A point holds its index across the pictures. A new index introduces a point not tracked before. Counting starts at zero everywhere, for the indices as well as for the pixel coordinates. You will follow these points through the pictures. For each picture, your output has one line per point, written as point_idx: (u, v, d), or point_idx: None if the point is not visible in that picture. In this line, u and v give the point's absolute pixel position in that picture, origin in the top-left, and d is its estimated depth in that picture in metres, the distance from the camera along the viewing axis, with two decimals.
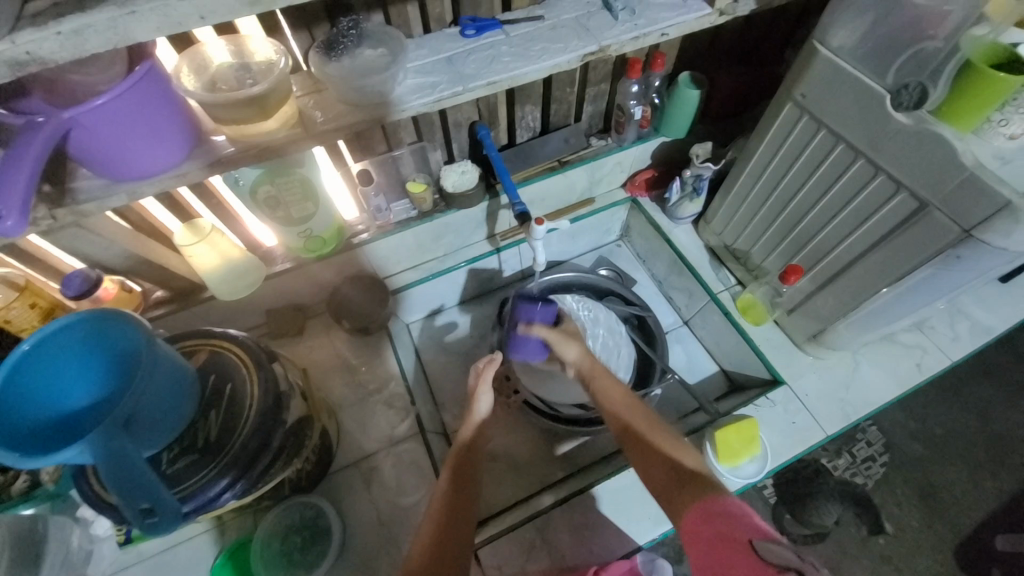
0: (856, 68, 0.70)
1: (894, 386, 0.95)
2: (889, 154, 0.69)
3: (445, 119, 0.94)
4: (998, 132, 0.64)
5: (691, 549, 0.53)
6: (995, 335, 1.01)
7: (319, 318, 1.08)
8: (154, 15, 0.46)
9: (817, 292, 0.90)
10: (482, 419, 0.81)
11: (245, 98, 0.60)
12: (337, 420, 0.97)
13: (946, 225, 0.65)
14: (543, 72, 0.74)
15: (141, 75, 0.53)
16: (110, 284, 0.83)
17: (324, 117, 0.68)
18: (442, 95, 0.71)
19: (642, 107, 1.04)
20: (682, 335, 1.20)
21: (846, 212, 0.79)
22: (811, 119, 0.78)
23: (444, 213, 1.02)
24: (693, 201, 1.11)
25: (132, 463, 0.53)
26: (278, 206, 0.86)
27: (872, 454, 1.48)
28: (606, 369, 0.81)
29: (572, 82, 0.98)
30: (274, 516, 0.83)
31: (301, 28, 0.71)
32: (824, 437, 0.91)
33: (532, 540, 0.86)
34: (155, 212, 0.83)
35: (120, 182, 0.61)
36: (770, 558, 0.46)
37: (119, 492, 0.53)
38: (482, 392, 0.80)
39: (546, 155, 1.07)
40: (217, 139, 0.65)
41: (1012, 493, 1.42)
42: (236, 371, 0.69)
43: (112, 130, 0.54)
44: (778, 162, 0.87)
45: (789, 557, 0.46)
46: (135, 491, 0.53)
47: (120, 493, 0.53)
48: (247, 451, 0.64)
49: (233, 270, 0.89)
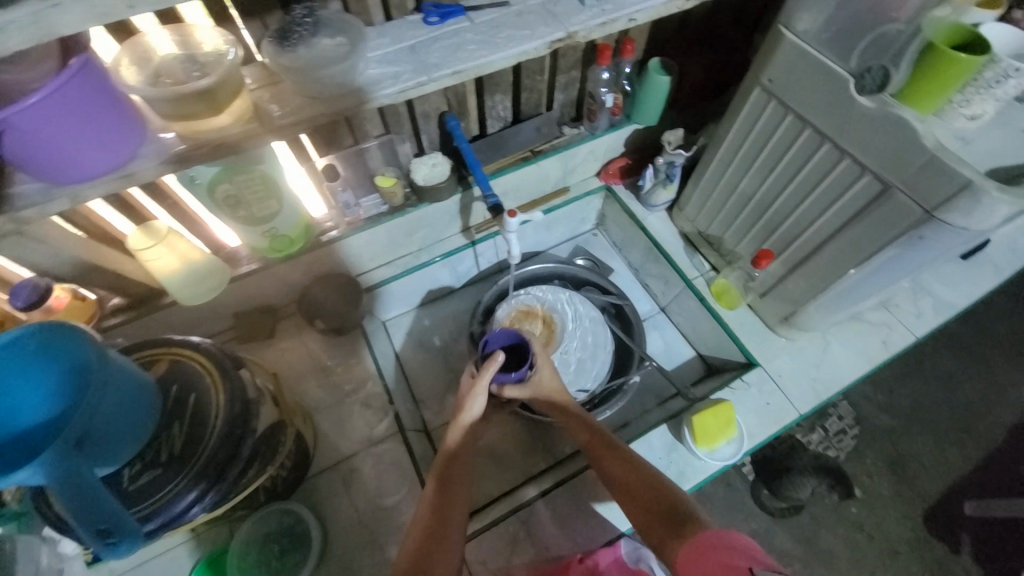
0: (820, 52, 0.70)
1: (862, 364, 0.98)
2: (853, 137, 0.70)
3: (413, 110, 0.91)
4: (960, 114, 0.66)
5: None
6: (957, 311, 1.05)
7: (291, 318, 1.05)
8: (79, 6, 0.42)
9: (788, 275, 0.91)
10: (472, 421, 0.81)
11: (192, 92, 0.56)
12: (314, 423, 0.94)
13: (908, 206, 0.67)
14: (510, 60, 0.72)
15: (76, 70, 0.49)
16: (62, 293, 0.79)
17: (281, 111, 0.65)
18: (406, 85, 0.68)
19: (613, 94, 1.03)
20: (659, 321, 1.21)
21: (814, 195, 0.80)
22: (779, 103, 0.79)
23: (416, 207, 0.99)
24: (666, 188, 1.11)
25: (87, 484, 0.50)
26: (239, 205, 0.81)
27: (843, 428, 1.54)
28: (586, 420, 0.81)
29: (542, 70, 0.96)
30: (249, 525, 0.81)
31: (251, 16, 0.67)
32: (797, 416, 0.94)
33: (516, 533, 0.86)
34: (105, 215, 0.78)
35: (60, 187, 0.57)
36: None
37: (73, 514, 0.51)
38: (476, 396, 0.79)
39: (518, 145, 1.05)
40: (165, 136, 0.61)
41: (974, 459, 1.50)
42: (200, 380, 0.67)
43: (47, 130, 0.50)
44: (748, 147, 0.88)
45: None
46: (93, 511, 0.51)
47: (79, 514, 0.51)
48: (216, 462, 0.62)
49: (195, 274, 0.85)
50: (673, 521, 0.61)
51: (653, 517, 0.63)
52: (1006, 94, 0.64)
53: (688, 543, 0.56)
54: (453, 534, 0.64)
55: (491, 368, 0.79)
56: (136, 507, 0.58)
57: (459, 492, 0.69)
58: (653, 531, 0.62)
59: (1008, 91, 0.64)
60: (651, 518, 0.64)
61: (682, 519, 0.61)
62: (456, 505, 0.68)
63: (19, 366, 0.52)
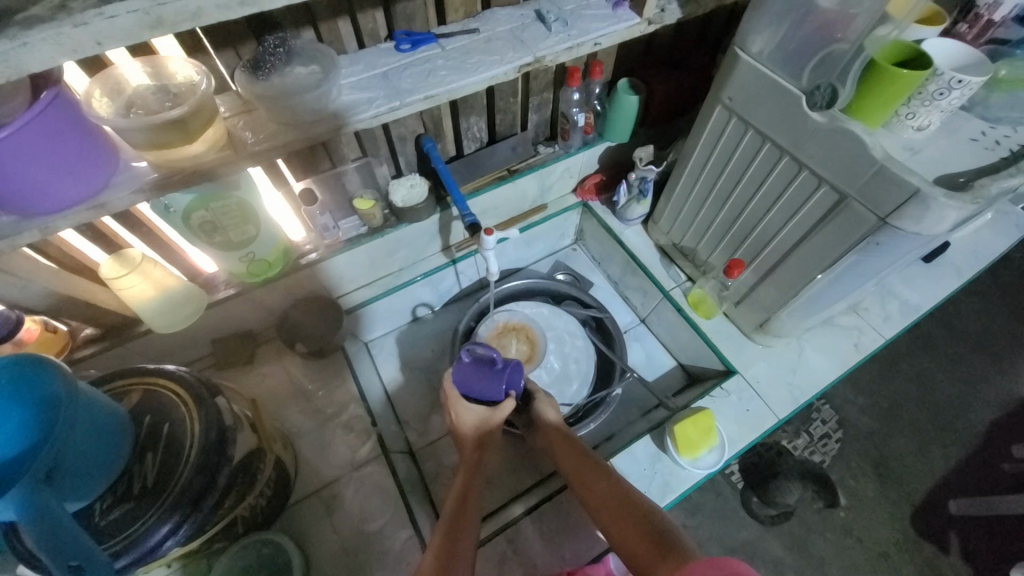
0: (772, 71, 0.75)
1: (835, 367, 1.01)
2: (809, 151, 0.73)
3: (389, 133, 0.93)
4: (907, 125, 0.71)
5: None
6: (922, 312, 1.09)
7: (271, 343, 1.04)
8: (47, 44, 0.43)
9: (759, 283, 0.94)
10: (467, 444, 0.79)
11: (164, 122, 0.57)
12: (295, 449, 0.93)
13: (864, 215, 0.70)
14: (481, 84, 0.74)
15: (47, 104, 0.49)
16: (32, 324, 0.77)
17: (255, 138, 0.66)
18: (380, 110, 0.70)
19: (585, 114, 1.06)
20: (640, 333, 1.23)
21: (778, 206, 0.83)
22: (739, 120, 0.82)
23: (395, 228, 1.00)
24: (640, 203, 1.13)
25: (57, 520, 0.49)
26: (215, 231, 0.80)
27: (827, 432, 1.56)
28: (573, 440, 0.80)
29: (514, 92, 0.99)
30: (229, 557, 0.78)
31: (224, 47, 0.69)
32: (776, 421, 0.95)
33: (504, 552, 0.85)
34: (77, 244, 0.77)
35: (30, 219, 0.57)
36: None
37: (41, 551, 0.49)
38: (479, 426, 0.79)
39: (495, 164, 1.08)
40: (138, 165, 0.62)
41: (955, 457, 1.53)
42: (174, 409, 0.65)
43: (17, 162, 0.50)
44: (714, 162, 0.91)
45: None
46: (62, 550, 0.49)
47: (47, 553, 0.49)
48: (190, 493, 0.60)
49: (169, 302, 0.83)
50: (659, 549, 0.57)
51: (640, 544, 0.60)
52: (950, 104, 0.68)
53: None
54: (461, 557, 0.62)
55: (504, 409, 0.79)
56: (106, 544, 0.56)
57: (468, 510, 0.68)
58: (637, 552, 0.59)
59: (951, 102, 0.68)
60: (638, 548, 0.60)
61: (670, 547, 0.57)
62: (465, 525, 0.66)
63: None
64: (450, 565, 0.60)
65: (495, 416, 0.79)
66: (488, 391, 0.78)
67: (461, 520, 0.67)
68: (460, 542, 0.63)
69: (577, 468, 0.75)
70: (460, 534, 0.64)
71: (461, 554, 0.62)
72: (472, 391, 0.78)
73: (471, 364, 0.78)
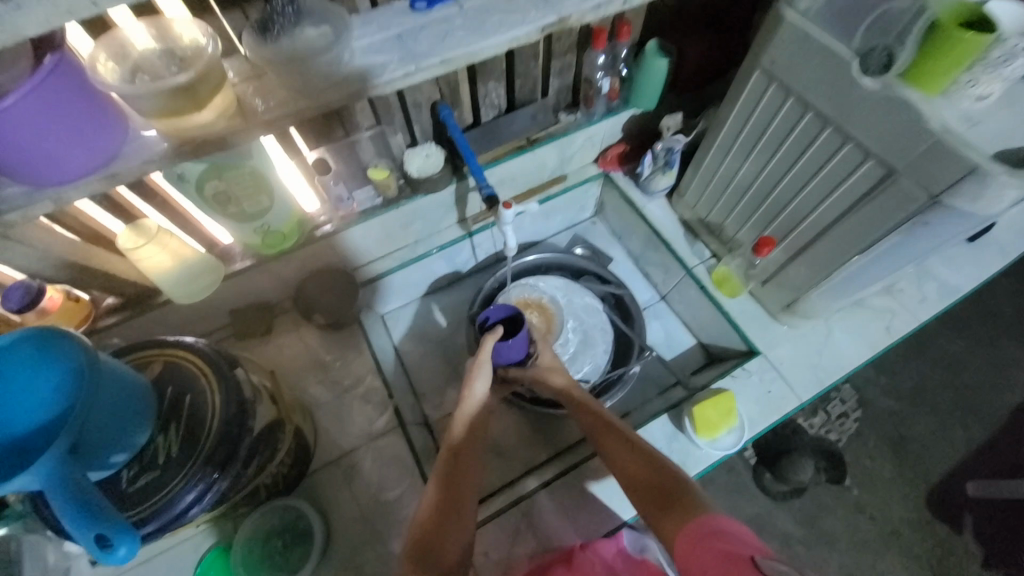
0: (822, 32, 0.68)
1: (865, 349, 0.97)
2: (856, 122, 0.68)
3: (404, 100, 0.89)
4: (967, 94, 0.63)
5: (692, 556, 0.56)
6: (961, 295, 1.03)
7: (288, 314, 1.04)
8: (42, 6, 0.41)
9: (789, 262, 0.89)
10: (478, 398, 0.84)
11: (170, 88, 0.54)
12: (314, 419, 0.94)
13: (913, 191, 0.65)
14: (501, 47, 0.69)
15: (51, 69, 0.48)
16: (55, 292, 0.78)
17: (266, 105, 0.63)
18: (393, 75, 0.66)
19: (610, 78, 1.00)
20: (660, 310, 1.20)
21: (816, 181, 0.77)
22: (779, 87, 0.76)
23: (410, 200, 0.97)
24: (665, 174, 1.08)
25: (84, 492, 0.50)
26: (229, 202, 0.79)
27: (845, 411, 1.54)
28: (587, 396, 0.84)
29: (535, 55, 0.93)
30: (251, 522, 0.81)
31: (232, 6, 0.66)
32: (798, 404, 0.93)
33: (517, 524, 0.87)
34: (94, 215, 0.77)
35: (42, 189, 0.56)
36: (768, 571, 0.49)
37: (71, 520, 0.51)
38: (481, 366, 0.83)
39: (514, 133, 1.03)
40: (147, 134, 0.60)
41: (978, 440, 1.50)
42: (194, 381, 0.66)
43: (24, 131, 0.49)
44: (749, 132, 0.85)
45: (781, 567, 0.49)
46: (86, 520, 0.49)
47: (72, 523, 0.49)
48: (213, 463, 0.62)
49: (188, 271, 0.83)
50: (665, 501, 0.63)
51: (653, 505, 0.64)
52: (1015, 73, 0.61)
53: (679, 532, 0.58)
54: (466, 504, 0.71)
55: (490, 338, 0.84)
56: (133, 510, 0.58)
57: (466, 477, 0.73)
58: (649, 507, 0.65)
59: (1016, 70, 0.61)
60: (647, 502, 0.65)
61: (675, 499, 0.63)
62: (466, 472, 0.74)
63: (16, 369, 0.52)
64: (452, 500, 0.70)
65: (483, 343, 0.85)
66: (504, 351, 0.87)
67: (464, 463, 0.75)
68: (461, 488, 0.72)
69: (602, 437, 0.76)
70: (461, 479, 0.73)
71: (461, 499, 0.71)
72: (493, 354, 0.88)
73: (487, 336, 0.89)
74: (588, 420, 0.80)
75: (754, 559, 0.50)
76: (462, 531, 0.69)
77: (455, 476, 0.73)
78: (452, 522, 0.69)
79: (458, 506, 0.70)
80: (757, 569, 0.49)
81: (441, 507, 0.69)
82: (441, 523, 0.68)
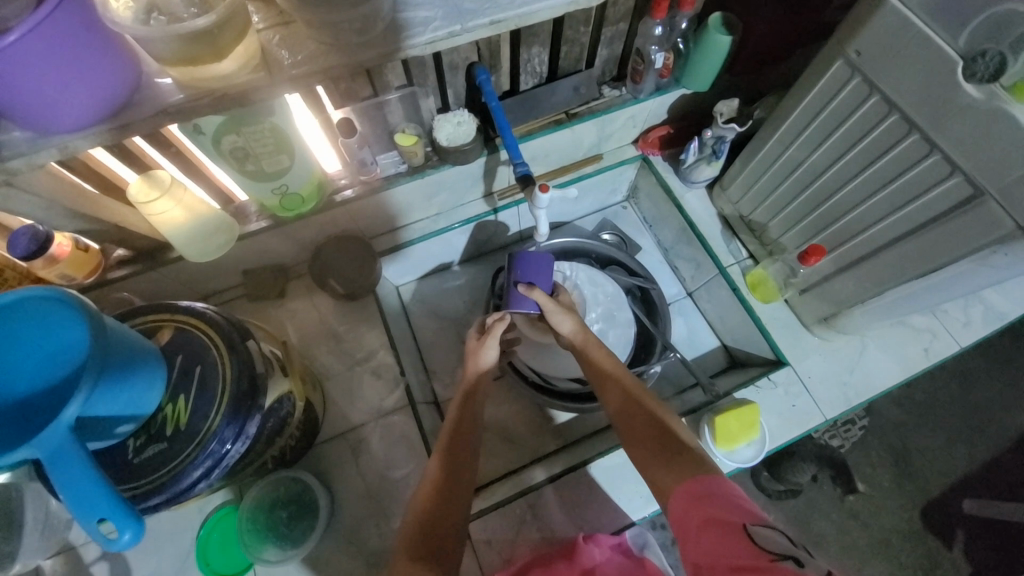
0: (928, 24, 0.59)
1: (898, 370, 0.93)
2: (949, 132, 0.60)
3: (440, 60, 0.81)
4: None
5: (680, 513, 0.59)
6: (1007, 321, 0.97)
7: (301, 279, 1.00)
8: None
9: (837, 274, 0.84)
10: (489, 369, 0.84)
11: (188, 33, 0.46)
12: (324, 390, 0.92)
13: (999, 218, 0.59)
14: (557, 10, 0.62)
15: (55, 5, 0.41)
16: (64, 240, 0.74)
17: (293, 59, 0.57)
18: (436, 35, 0.59)
19: (664, 53, 0.90)
20: (685, 307, 1.16)
21: (885, 193, 0.71)
22: (864, 81, 0.67)
23: (437, 169, 0.91)
24: (711, 164, 1.01)
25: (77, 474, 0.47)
26: (247, 157, 0.74)
27: (853, 418, 1.51)
28: (600, 342, 0.82)
29: (587, 21, 0.84)
30: (258, 490, 0.82)
31: None
32: (823, 421, 0.90)
33: (522, 515, 0.86)
34: (107, 163, 0.72)
35: (46, 137, 0.52)
36: (763, 543, 0.52)
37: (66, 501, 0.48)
38: (490, 345, 0.84)
39: (553, 105, 0.95)
40: (163, 82, 0.54)
41: (984, 460, 1.48)
42: (205, 352, 0.63)
43: (28, 72, 0.43)
44: (815, 128, 0.77)
45: (776, 537, 0.52)
46: (88, 504, 0.47)
47: (73, 504, 0.47)
48: (223, 439, 0.60)
49: (201, 229, 0.79)
50: (666, 452, 0.65)
51: (653, 453, 0.66)
52: None
53: (680, 490, 0.60)
54: (467, 496, 0.69)
55: (496, 326, 0.86)
56: (138, 483, 0.57)
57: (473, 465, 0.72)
58: (648, 454, 0.67)
59: None
60: (646, 449, 0.68)
61: (677, 452, 0.65)
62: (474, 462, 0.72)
63: (31, 329, 0.50)
64: (455, 485, 0.69)
65: (493, 327, 0.85)
66: (542, 277, 0.90)
67: (473, 455, 0.73)
68: (465, 480, 0.70)
69: (603, 393, 0.76)
70: (468, 471, 0.71)
71: (460, 492, 0.69)
72: (541, 276, 0.89)
73: (536, 269, 0.89)
74: (596, 364, 0.79)
75: (745, 526, 0.54)
76: (464, 520, 0.68)
77: (462, 464, 0.71)
78: (458, 505, 0.68)
79: (463, 497, 0.69)
80: (751, 539, 0.52)
81: (444, 477, 0.69)
82: (444, 502, 0.67)
